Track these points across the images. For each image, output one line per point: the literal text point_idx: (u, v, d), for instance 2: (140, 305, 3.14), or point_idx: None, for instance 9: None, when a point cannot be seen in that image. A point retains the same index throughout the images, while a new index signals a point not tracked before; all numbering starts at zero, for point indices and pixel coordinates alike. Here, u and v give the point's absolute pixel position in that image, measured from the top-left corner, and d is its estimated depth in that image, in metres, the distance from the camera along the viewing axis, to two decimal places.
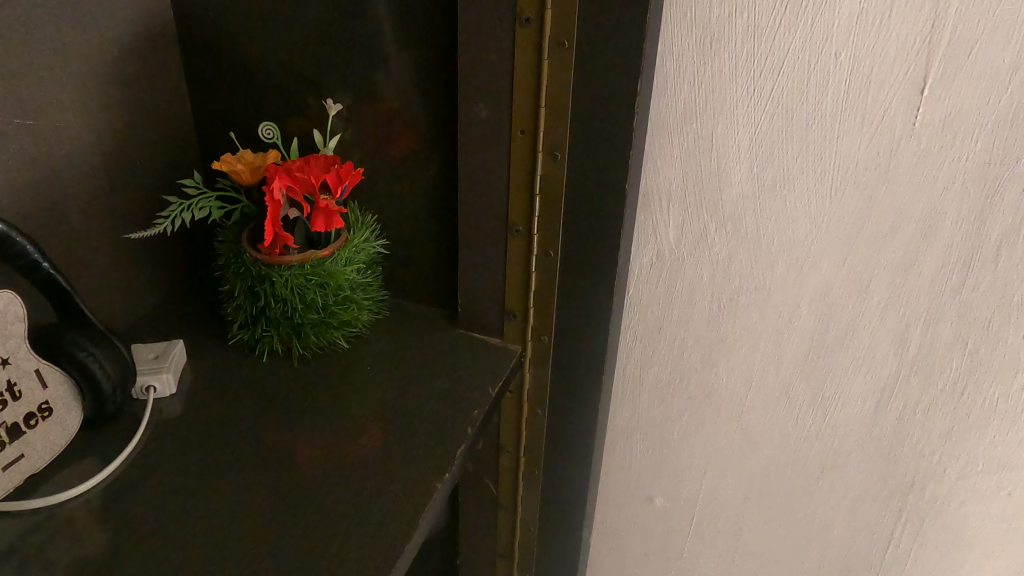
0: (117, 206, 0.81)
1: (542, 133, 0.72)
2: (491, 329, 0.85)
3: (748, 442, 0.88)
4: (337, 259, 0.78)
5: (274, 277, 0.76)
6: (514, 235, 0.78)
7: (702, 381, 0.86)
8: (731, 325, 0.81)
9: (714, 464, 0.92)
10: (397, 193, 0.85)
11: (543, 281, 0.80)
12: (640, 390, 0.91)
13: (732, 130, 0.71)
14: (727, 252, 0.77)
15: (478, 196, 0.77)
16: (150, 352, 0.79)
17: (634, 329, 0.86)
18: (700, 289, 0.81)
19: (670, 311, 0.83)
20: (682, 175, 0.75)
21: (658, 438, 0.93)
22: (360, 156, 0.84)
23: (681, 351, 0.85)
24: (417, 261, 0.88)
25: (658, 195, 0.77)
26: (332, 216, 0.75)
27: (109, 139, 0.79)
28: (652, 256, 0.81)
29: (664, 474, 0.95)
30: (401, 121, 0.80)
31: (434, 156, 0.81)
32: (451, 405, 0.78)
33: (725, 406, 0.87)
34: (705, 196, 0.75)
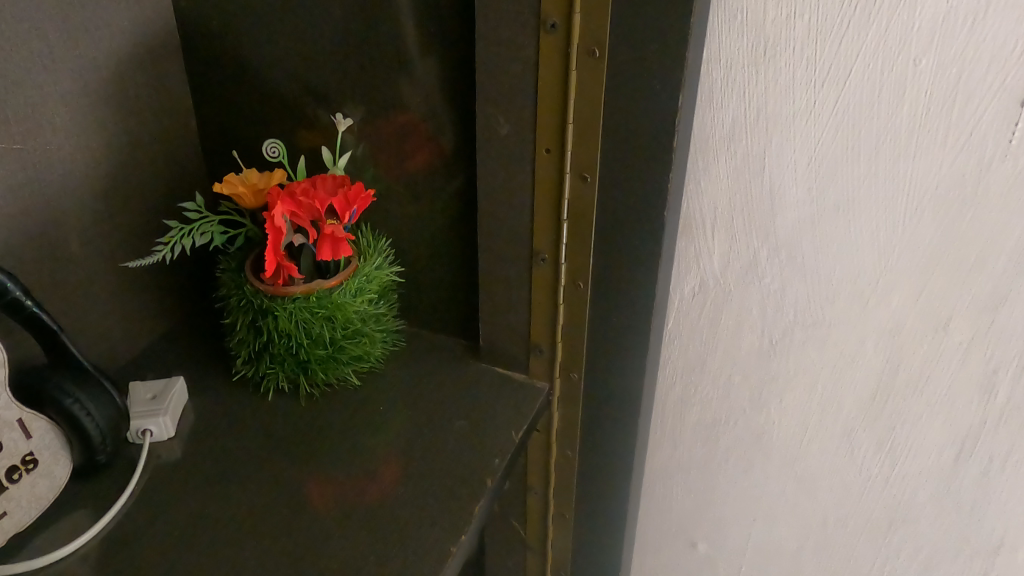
0: (116, 231, 0.75)
1: (570, 152, 0.63)
2: (516, 363, 0.78)
3: (804, 491, 0.79)
4: (346, 290, 0.71)
5: (277, 310, 0.70)
6: (539, 263, 0.70)
7: (751, 423, 0.77)
8: (784, 363, 0.72)
9: (764, 512, 0.82)
10: (415, 215, 0.78)
11: (573, 314, 0.73)
12: (680, 429, 0.82)
13: (787, 148, 0.61)
14: (780, 282, 0.68)
15: (500, 220, 0.69)
16: (147, 391, 0.73)
17: (673, 364, 0.78)
18: (749, 322, 0.71)
19: (715, 345, 0.74)
20: (729, 198, 0.66)
21: (701, 482, 0.84)
22: (374, 175, 0.78)
23: (727, 389, 0.76)
24: (437, 287, 0.82)
25: (701, 219, 0.68)
26: (340, 244, 0.69)
27: (106, 161, 0.73)
28: (694, 286, 0.72)
29: (708, 519, 0.86)
30: (416, 138, 0.73)
31: (454, 174, 0.74)
32: (472, 449, 0.70)
33: (778, 450, 0.77)
34: (755, 220, 0.66)
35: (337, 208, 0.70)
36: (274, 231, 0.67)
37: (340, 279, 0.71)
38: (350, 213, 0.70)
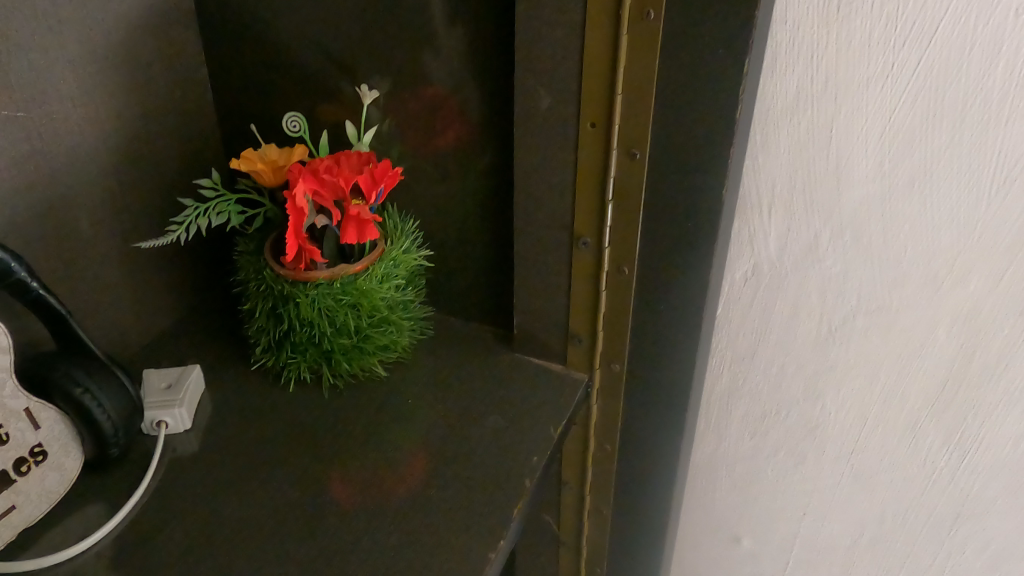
0: (127, 210, 0.71)
1: (618, 125, 0.59)
2: (552, 351, 0.73)
3: (860, 487, 0.73)
4: (372, 275, 0.67)
5: (299, 297, 0.65)
6: (580, 247, 0.65)
7: (804, 416, 0.72)
8: (842, 354, 0.66)
9: (814, 507, 0.77)
10: (445, 193, 0.74)
11: (616, 301, 0.68)
12: (725, 421, 0.77)
13: (858, 117, 0.55)
14: (842, 266, 0.62)
15: (537, 197, 0.65)
16: (161, 380, 0.68)
17: (722, 354, 0.72)
18: (806, 309, 0.65)
19: (767, 332, 0.69)
20: (789, 174, 0.60)
21: (747, 475, 0.79)
22: (402, 151, 0.73)
23: (779, 380, 0.71)
24: (467, 271, 0.77)
25: (758, 198, 0.62)
26: (365, 227, 0.64)
27: (117, 135, 0.69)
28: (746, 270, 0.66)
29: (753, 515, 0.81)
30: (447, 111, 0.68)
31: (487, 149, 0.69)
32: (508, 445, 0.66)
33: (833, 444, 0.72)
34: (817, 198, 0.60)
35: (363, 187, 0.65)
36: (295, 212, 0.62)
37: (365, 264, 0.67)
38: (377, 193, 0.65)
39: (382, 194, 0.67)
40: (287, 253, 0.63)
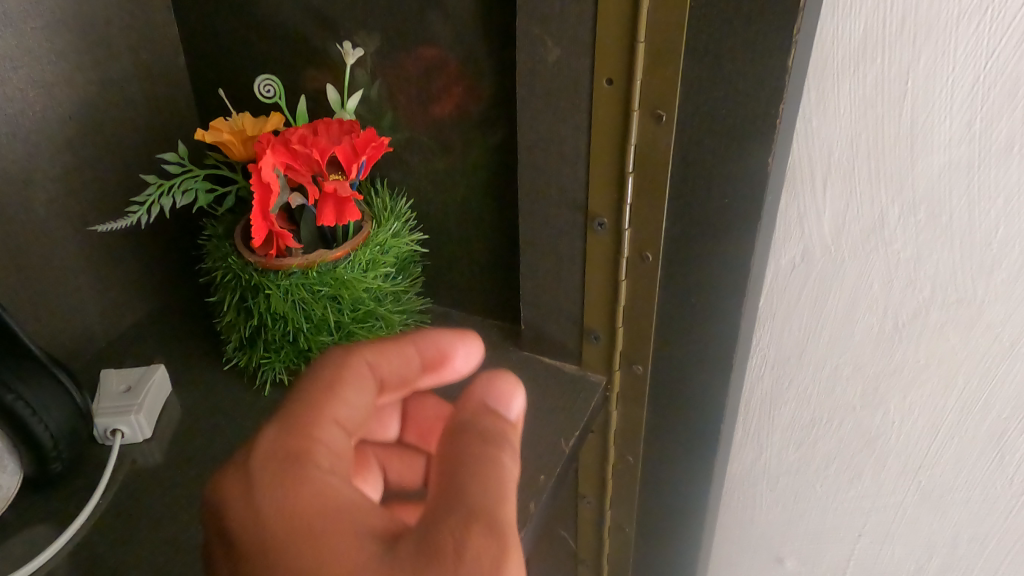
0: (85, 189, 0.63)
1: (639, 82, 0.50)
2: (566, 349, 0.65)
3: (929, 505, 0.62)
4: (355, 262, 0.58)
5: (270, 288, 0.57)
6: (596, 229, 0.57)
7: (863, 426, 0.60)
8: (912, 355, 0.55)
9: (873, 528, 0.66)
10: (443, 168, 0.64)
11: (639, 291, 0.59)
12: (768, 429, 0.65)
13: (946, 65, 0.44)
14: (914, 249, 0.50)
15: (545, 173, 0.56)
16: (121, 383, 0.61)
17: (765, 350, 0.60)
18: (866, 301, 0.54)
19: (818, 330, 0.57)
20: (852, 140, 0.48)
21: (791, 490, 0.68)
22: (394, 120, 0.64)
23: (833, 383, 0.59)
24: (470, 256, 0.68)
25: (810, 169, 0.51)
26: (345, 206, 0.56)
27: (69, 101, 0.60)
28: (795, 254, 0.54)
29: (799, 534, 0.70)
30: (444, 73, 0.59)
31: (491, 115, 0.59)
32: (514, 459, 0.57)
33: (896, 456, 0.61)
34: (886, 168, 0.48)
35: (342, 159, 0.56)
36: (262, 188, 0.53)
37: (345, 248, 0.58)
38: (358, 165, 0.56)
39: (363, 169, 0.58)
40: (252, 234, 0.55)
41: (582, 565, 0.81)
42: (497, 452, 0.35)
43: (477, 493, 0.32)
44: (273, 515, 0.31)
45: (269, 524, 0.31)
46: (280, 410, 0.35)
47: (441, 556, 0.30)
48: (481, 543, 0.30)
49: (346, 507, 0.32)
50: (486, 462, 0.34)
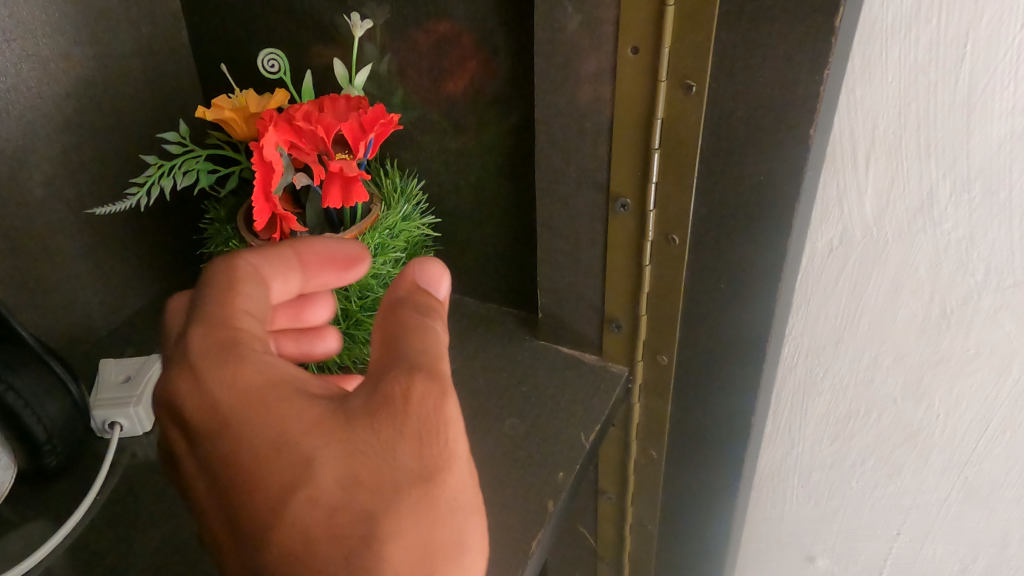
0: (84, 172, 0.60)
1: (668, 50, 0.46)
2: (586, 339, 0.61)
3: (975, 503, 0.57)
4: (363, 247, 0.56)
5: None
6: (618, 211, 0.53)
7: (904, 419, 0.56)
8: (960, 344, 0.50)
9: (912, 527, 0.61)
10: (455, 149, 0.61)
11: (664, 277, 0.56)
12: (800, 423, 0.60)
13: (1013, 24, 0.39)
14: (966, 229, 0.46)
15: (566, 152, 0.53)
16: (119, 373, 0.58)
17: (798, 341, 0.55)
18: (910, 286, 0.49)
19: (856, 317, 0.52)
20: (900, 110, 0.43)
21: (824, 487, 0.63)
22: (404, 98, 0.61)
23: (872, 374, 0.55)
24: (484, 242, 0.65)
25: (852, 143, 0.45)
26: (352, 186, 0.53)
27: (66, 78, 0.57)
28: (833, 236, 0.49)
29: (831, 532, 0.65)
30: (456, 47, 0.56)
31: (506, 91, 0.56)
32: (530, 456, 0.54)
33: (940, 452, 0.56)
34: (937, 141, 0.44)
35: (350, 137, 0.53)
36: (264, 167, 0.50)
37: (352, 231, 0.55)
38: (366, 143, 0.53)
39: (373, 147, 0.55)
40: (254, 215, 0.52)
41: (601, 563, 0.78)
42: (431, 319, 0.37)
43: (416, 349, 0.35)
44: (224, 392, 0.34)
45: (222, 399, 0.34)
46: (198, 311, 0.37)
47: (388, 400, 0.33)
48: (424, 387, 0.33)
49: (282, 377, 0.35)
50: (425, 324, 0.36)
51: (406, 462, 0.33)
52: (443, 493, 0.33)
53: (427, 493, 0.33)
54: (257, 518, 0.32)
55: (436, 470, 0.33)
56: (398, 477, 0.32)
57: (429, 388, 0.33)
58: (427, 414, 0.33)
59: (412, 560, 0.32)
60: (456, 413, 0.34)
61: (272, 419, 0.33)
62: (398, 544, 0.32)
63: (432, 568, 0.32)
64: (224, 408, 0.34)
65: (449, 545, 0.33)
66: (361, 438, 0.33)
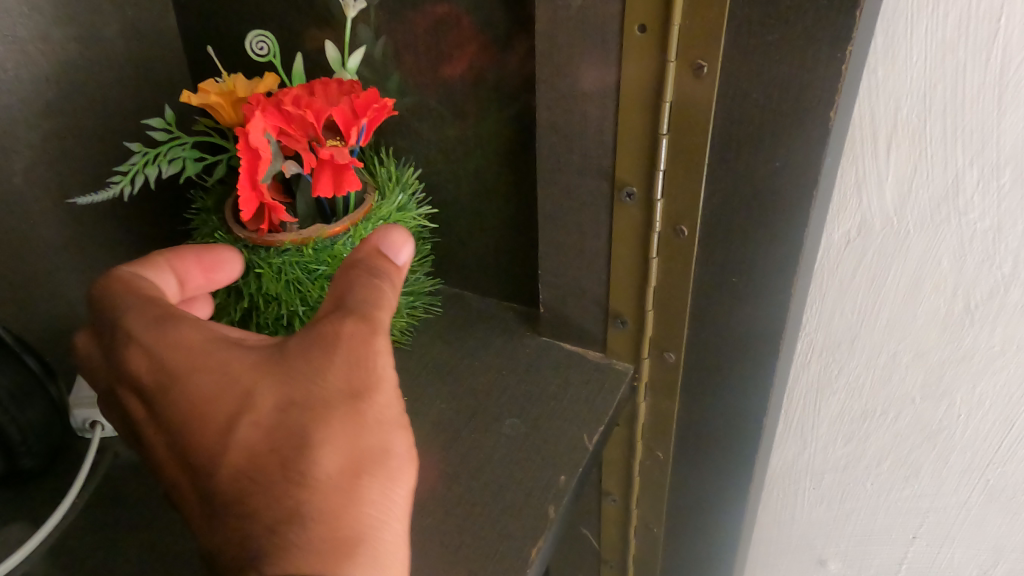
0: (66, 159, 0.58)
1: (677, 28, 0.43)
2: (590, 335, 0.59)
3: (998, 508, 0.54)
4: (355, 239, 0.53)
5: (262, 265, 0.52)
6: (624, 200, 0.51)
7: (923, 419, 0.53)
8: (984, 340, 0.47)
9: (929, 531, 0.58)
10: (454, 136, 0.58)
11: (671, 270, 0.53)
12: (813, 422, 0.57)
13: None
14: (994, 219, 0.43)
15: (570, 138, 0.50)
16: None
17: (812, 337, 0.53)
18: (932, 279, 0.47)
19: (874, 312, 0.50)
20: (925, 92, 0.41)
21: (837, 488, 0.60)
22: (401, 82, 0.58)
23: (890, 372, 0.52)
24: (484, 234, 0.62)
25: (871, 128, 0.43)
26: (344, 174, 0.50)
27: (46, 61, 0.55)
28: (851, 227, 0.47)
29: (845, 536, 0.62)
30: (454, 28, 0.53)
31: (506, 74, 0.53)
32: (531, 458, 0.51)
33: (960, 454, 0.53)
34: (965, 125, 0.41)
35: (341, 123, 0.50)
36: (250, 153, 0.48)
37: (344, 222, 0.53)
38: (358, 129, 0.50)
39: (366, 134, 0.52)
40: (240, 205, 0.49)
41: (605, 566, 0.75)
42: (369, 274, 0.38)
43: (357, 296, 0.37)
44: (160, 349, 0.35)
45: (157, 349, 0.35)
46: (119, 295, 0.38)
47: (321, 337, 0.35)
48: (353, 327, 0.35)
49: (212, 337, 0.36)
50: (372, 280, 0.38)
51: (334, 387, 0.34)
52: (373, 412, 0.34)
53: (353, 412, 0.34)
54: (195, 458, 0.34)
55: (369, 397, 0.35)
56: (326, 398, 0.34)
57: (358, 325, 0.35)
58: (357, 343, 0.35)
59: (340, 469, 0.33)
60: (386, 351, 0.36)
61: (200, 368, 0.34)
62: (326, 455, 0.33)
63: (360, 479, 0.33)
64: (159, 365, 0.35)
65: (376, 453, 0.34)
66: (290, 373, 0.34)
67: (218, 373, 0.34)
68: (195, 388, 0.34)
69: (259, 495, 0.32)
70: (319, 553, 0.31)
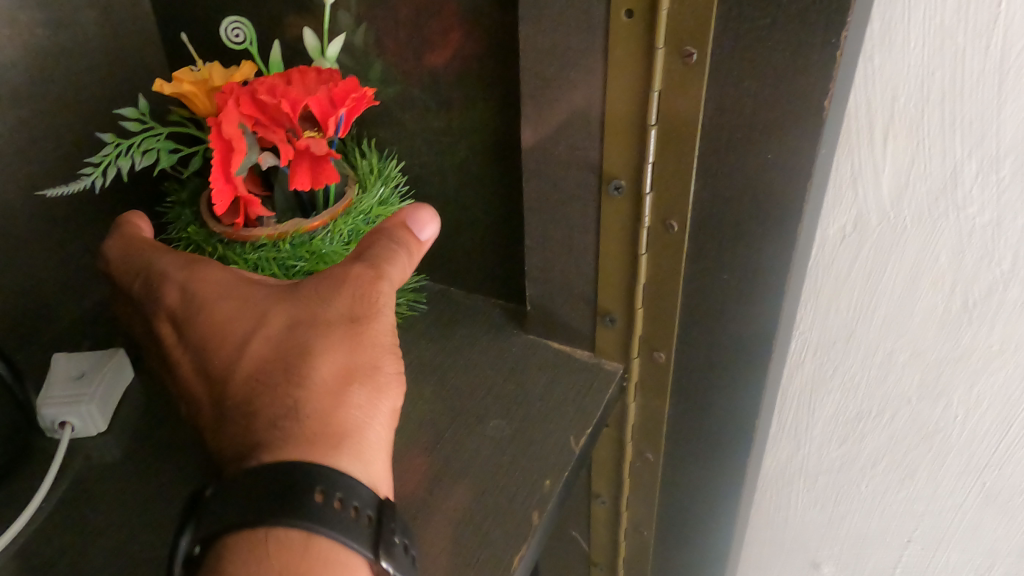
0: (36, 151, 0.56)
1: (665, 14, 0.42)
2: (578, 332, 0.57)
3: (994, 511, 0.53)
4: (334, 235, 0.51)
5: (237, 261, 0.50)
6: (611, 193, 0.49)
7: (919, 420, 0.52)
8: (982, 338, 0.46)
9: (925, 534, 0.57)
10: (440, 128, 0.57)
11: (661, 266, 0.51)
12: (806, 424, 0.56)
13: None
14: (994, 213, 0.41)
15: (555, 129, 0.48)
16: (74, 367, 0.54)
17: (806, 338, 0.51)
18: (929, 275, 0.45)
19: (869, 310, 0.48)
20: (923, 81, 0.39)
21: (831, 491, 0.59)
22: (382, 72, 0.56)
23: (886, 372, 0.50)
24: (471, 228, 0.61)
25: (867, 118, 0.41)
26: (320, 167, 0.48)
27: (13, 48, 0.53)
28: (845, 222, 0.45)
29: (839, 539, 0.61)
30: (436, 15, 0.51)
31: (491, 64, 0.52)
32: (516, 461, 0.50)
33: (957, 456, 0.52)
34: (965, 115, 0.39)
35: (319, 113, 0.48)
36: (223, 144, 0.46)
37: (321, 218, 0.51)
38: (336, 120, 0.48)
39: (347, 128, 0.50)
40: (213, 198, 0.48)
41: (595, 568, 0.74)
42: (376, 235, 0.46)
43: (366, 251, 0.45)
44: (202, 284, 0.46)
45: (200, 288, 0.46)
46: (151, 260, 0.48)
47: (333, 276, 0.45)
48: (360, 271, 0.44)
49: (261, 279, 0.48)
50: (382, 244, 0.45)
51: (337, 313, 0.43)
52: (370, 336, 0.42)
53: (352, 332, 0.42)
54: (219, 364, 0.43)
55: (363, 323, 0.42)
56: (334, 319, 0.43)
57: (369, 269, 0.44)
58: (366, 279, 0.44)
59: (335, 374, 0.41)
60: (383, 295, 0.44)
61: (236, 298, 0.45)
62: (323, 364, 0.41)
63: (351, 386, 0.41)
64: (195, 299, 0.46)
65: (366, 370, 0.41)
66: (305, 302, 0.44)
67: (249, 297, 0.45)
68: (221, 309, 0.45)
69: (272, 390, 0.41)
70: (313, 439, 0.39)
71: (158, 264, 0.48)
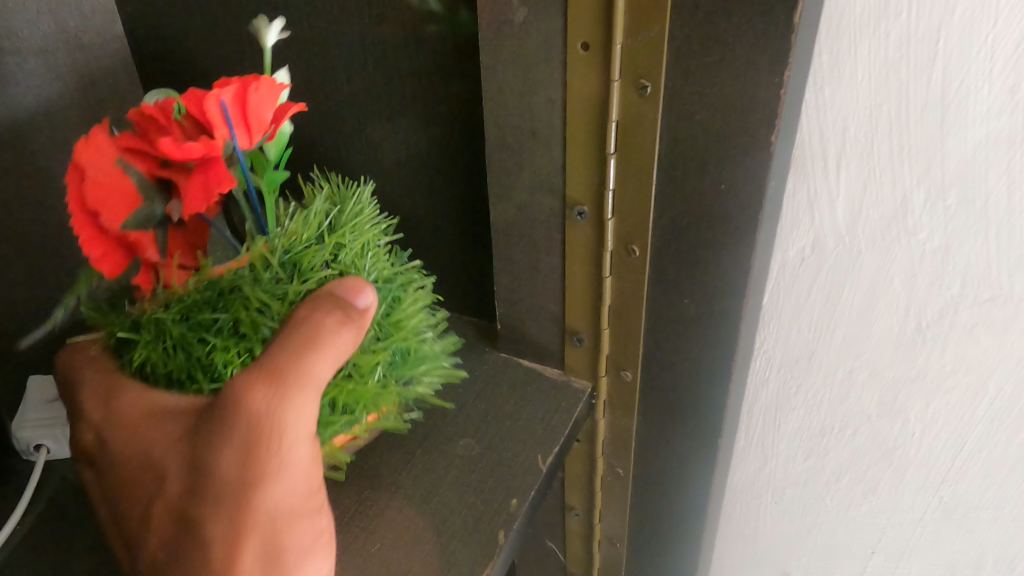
0: None
1: (618, 48, 0.42)
2: (546, 350, 0.58)
3: (951, 523, 0.55)
4: (269, 274, 0.39)
5: (151, 340, 0.38)
6: (575, 219, 0.50)
7: (880, 436, 0.53)
8: (938, 359, 0.48)
9: (887, 546, 0.59)
10: (409, 152, 0.58)
11: (626, 290, 0.52)
12: (773, 437, 0.58)
13: (985, 17, 0.36)
14: (943, 240, 0.43)
15: (517, 156, 0.50)
16: (52, 391, 0.54)
17: (769, 354, 0.53)
18: (886, 299, 0.47)
19: (831, 329, 0.50)
20: (872, 108, 0.41)
21: (799, 504, 0.60)
22: (351, 98, 0.57)
23: (847, 390, 0.52)
24: (442, 249, 0.62)
25: (820, 145, 0.43)
26: (213, 166, 0.36)
27: None
28: (804, 245, 0.47)
29: (807, 550, 0.63)
30: (402, 45, 0.53)
31: (455, 91, 0.53)
32: (483, 479, 0.51)
33: (916, 471, 0.54)
34: (913, 144, 0.41)
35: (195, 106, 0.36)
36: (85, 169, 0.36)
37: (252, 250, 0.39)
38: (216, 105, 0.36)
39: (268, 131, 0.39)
40: (96, 264, 0.38)
41: None
42: (284, 346, 0.35)
43: (272, 357, 0.35)
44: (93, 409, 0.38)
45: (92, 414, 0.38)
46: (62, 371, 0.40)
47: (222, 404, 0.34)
48: (259, 402, 0.34)
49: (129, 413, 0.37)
50: (310, 328, 0.35)
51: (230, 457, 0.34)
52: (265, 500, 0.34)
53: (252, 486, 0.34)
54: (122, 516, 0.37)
55: (289, 457, 0.35)
56: (226, 473, 0.34)
57: (266, 384, 0.34)
58: (257, 427, 0.34)
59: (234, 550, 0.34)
60: (293, 421, 0.35)
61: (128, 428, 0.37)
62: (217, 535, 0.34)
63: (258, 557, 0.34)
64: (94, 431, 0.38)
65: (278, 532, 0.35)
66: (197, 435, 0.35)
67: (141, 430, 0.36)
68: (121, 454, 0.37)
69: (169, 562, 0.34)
70: None
71: (74, 381, 0.39)
